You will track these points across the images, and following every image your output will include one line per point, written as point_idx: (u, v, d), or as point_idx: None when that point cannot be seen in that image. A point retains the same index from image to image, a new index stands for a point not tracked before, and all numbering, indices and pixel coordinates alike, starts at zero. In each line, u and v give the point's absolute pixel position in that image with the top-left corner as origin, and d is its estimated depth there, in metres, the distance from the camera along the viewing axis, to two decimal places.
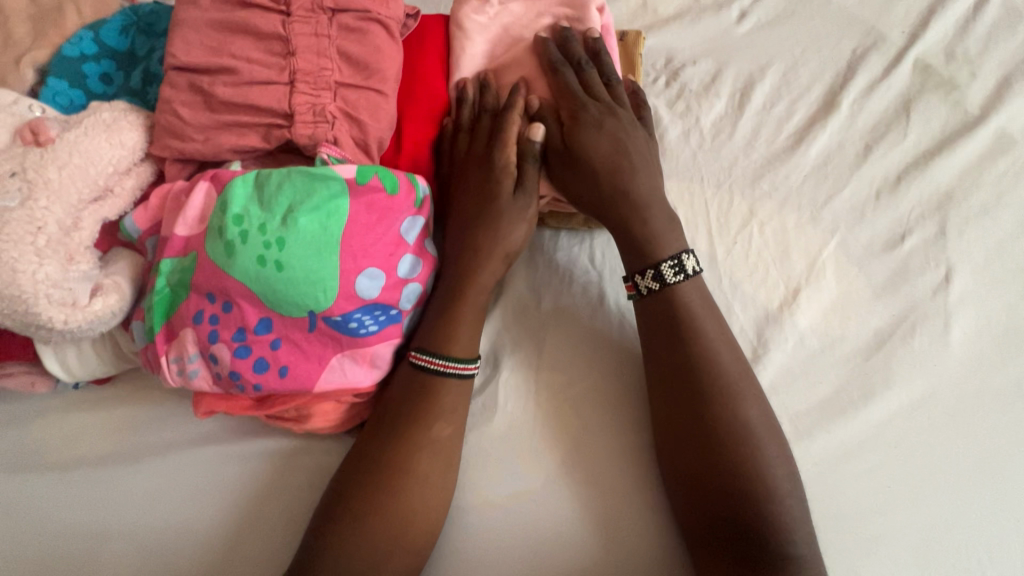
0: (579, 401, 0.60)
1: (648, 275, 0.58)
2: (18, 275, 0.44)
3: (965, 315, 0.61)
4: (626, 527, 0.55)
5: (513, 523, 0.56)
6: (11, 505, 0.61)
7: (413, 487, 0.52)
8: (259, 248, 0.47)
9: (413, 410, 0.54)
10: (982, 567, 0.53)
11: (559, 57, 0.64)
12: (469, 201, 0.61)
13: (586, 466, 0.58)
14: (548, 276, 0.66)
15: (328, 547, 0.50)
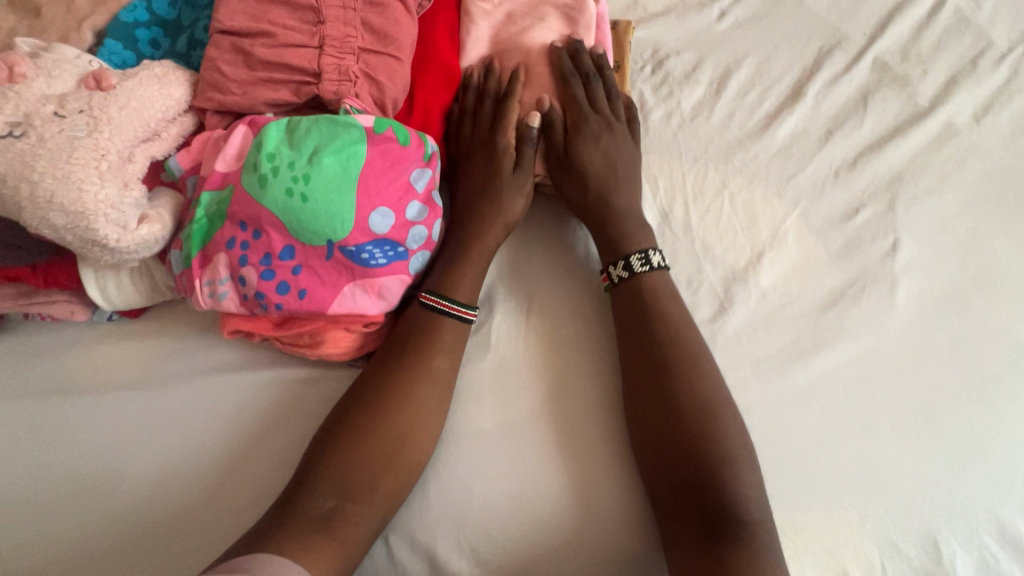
0: (562, 366, 0.66)
1: (619, 265, 0.67)
2: (83, 193, 0.51)
3: (910, 280, 0.68)
4: (595, 457, 0.62)
5: (495, 449, 0.62)
6: (49, 421, 0.67)
7: (407, 410, 0.60)
8: (287, 182, 0.55)
9: (413, 347, 0.62)
10: (914, 496, 0.60)
11: (571, 66, 0.72)
12: (475, 179, 0.70)
13: (567, 432, 0.63)
14: (536, 263, 0.72)
15: (327, 466, 0.57)
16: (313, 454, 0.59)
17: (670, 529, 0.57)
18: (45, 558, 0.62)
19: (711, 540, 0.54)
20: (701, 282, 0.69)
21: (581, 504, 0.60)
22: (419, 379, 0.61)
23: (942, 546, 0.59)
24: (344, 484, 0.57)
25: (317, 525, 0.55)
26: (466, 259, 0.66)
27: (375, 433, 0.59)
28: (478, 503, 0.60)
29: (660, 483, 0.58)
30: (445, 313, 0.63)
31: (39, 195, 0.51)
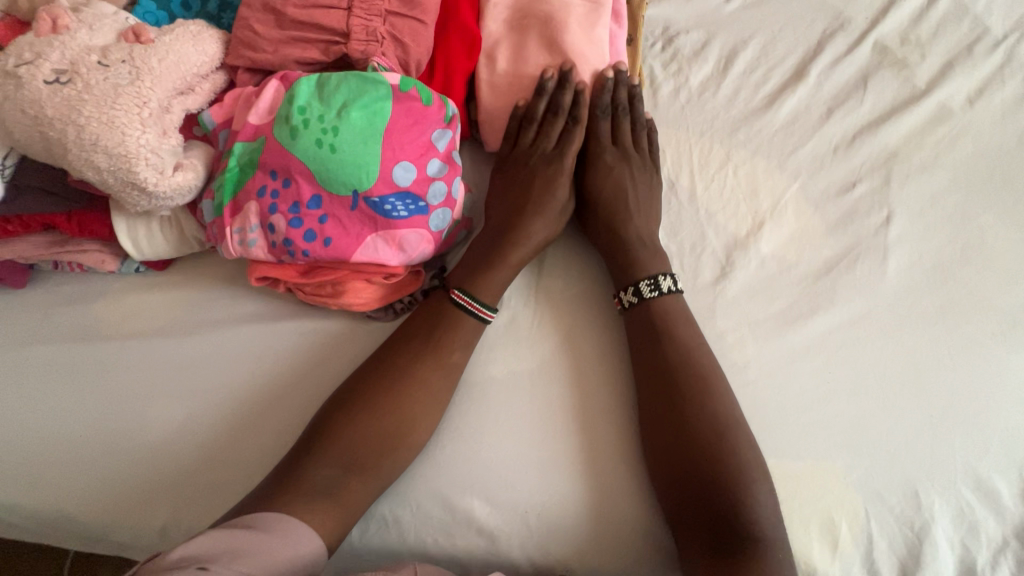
0: (578, 385, 0.67)
1: (630, 291, 0.68)
2: (126, 137, 0.55)
3: (901, 251, 0.72)
4: (598, 412, 0.65)
5: (504, 402, 0.66)
6: (80, 365, 0.71)
7: (419, 392, 0.63)
8: (317, 134, 0.58)
9: (428, 330, 0.66)
10: (896, 450, 0.64)
11: (625, 103, 0.74)
12: (513, 196, 0.72)
13: (582, 446, 0.64)
14: (551, 280, 0.72)
15: (327, 441, 0.60)
16: (325, 416, 0.62)
17: (665, 484, 0.60)
18: (78, 489, 0.66)
19: (702, 498, 0.58)
20: (704, 248, 0.73)
21: (582, 454, 0.64)
22: (423, 375, 0.64)
23: (922, 496, 0.62)
24: (352, 457, 0.60)
25: (320, 491, 0.58)
26: (480, 266, 0.69)
27: (379, 419, 0.62)
28: (485, 455, 0.64)
29: (658, 440, 0.62)
30: (464, 309, 0.66)
31: (85, 137, 0.54)
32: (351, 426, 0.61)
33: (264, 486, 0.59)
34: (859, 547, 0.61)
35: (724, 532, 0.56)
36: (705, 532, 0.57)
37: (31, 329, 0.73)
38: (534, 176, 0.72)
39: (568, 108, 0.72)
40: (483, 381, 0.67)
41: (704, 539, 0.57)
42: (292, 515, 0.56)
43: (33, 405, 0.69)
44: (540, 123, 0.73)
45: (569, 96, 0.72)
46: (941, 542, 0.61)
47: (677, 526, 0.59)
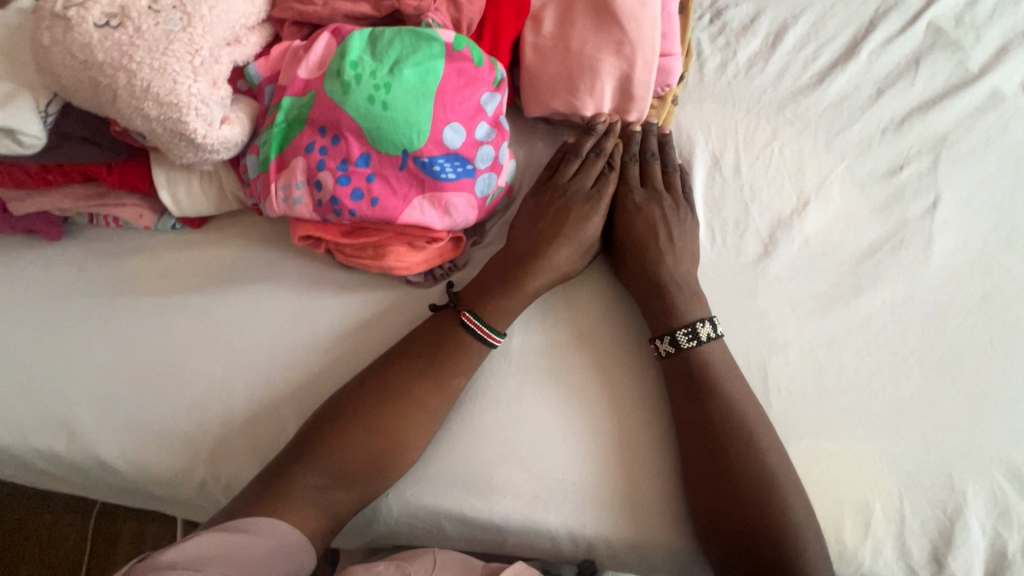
0: (607, 390, 0.66)
1: (666, 340, 0.65)
2: (178, 85, 0.54)
3: (945, 235, 0.71)
4: (629, 397, 0.66)
5: (541, 374, 0.66)
6: (117, 318, 0.70)
7: (414, 417, 0.62)
8: (369, 90, 0.57)
9: (431, 351, 0.64)
10: (934, 434, 0.64)
11: (654, 150, 0.74)
12: (540, 229, 0.70)
13: (611, 448, 0.63)
14: (575, 294, 0.71)
15: (319, 450, 0.59)
16: (321, 421, 0.61)
17: (689, 472, 0.61)
18: (113, 443, 0.66)
19: (724, 487, 0.58)
20: (747, 226, 0.72)
21: (613, 432, 0.64)
22: (421, 392, 0.63)
23: (956, 480, 0.62)
24: (342, 468, 0.59)
25: (311, 496, 0.58)
26: (504, 292, 0.66)
27: (372, 433, 0.60)
28: (519, 426, 0.64)
29: (687, 427, 0.62)
30: (473, 333, 0.65)
31: (136, 84, 0.53)
32: (344, 444, 0.59)
33: (273, 470, 0.59)
34: (892, 528, 0.61)
35: (742, 521, 0.57)
36: (721, 521, 0.58)
37: (67, 281, 0.73)
38: (563, 211, 0.70)
39: (604, 149, 0.72)
40: (521, 353, 0.68)
41: (724, 527, 0.57)
42: (276, 518, 0.56)
43: (69, 355, 0.69)
44: (582, 161, 0.73)
45: (612, 142, 0.73)
46: (974, 526, 0.61)
47: (697, 513, 0.59)
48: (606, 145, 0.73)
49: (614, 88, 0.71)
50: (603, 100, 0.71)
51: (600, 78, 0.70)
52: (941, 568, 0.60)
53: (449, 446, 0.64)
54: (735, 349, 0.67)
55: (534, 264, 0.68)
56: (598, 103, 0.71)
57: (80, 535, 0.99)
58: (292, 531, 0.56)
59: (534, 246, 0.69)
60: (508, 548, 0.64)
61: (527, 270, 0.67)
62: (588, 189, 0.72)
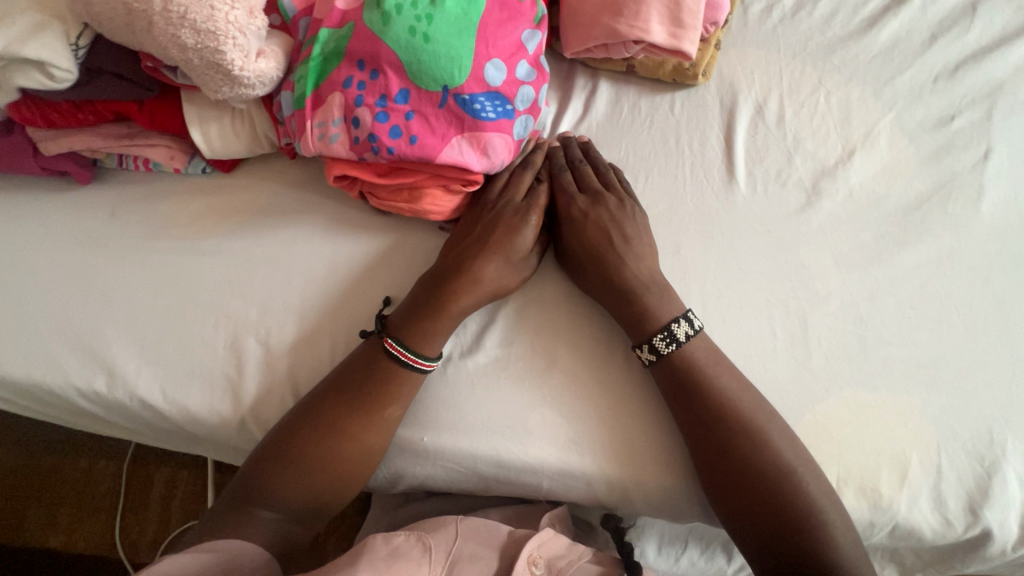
0: (590, 364, 0.65)
1: (645, 348, 0.62)
2: (215, 11, 0.52)
3: (995, 188, 0.69)
4: (614, 375, 0.65)
5: (570, 327, 0.66)
6: (150, 261, 0.70)
7: (348, 454, 0.59)
8: (411, 21, 0.57)
9: (359, 382, 0.61)
10: (977, 388, 0.63)
11: (580, 156, 0.70)
12: (468, 247, 0.65)
13: (597, 420, 0.63)
14: (539, 293, 0.68)
15: (260, 486, 0.57)
16: (264, 453, 0.59)
17: (693, 445, 0.59)
18: (150, 382, 0.66)
19: (737, 452, 0.57)
20: (790, 175, 0.70)
21: (649, 380, 0.64)
22: (348, 422, 0.59)
23: (997, 433, 0.61)
24: (287, 501, 0.57)
25: (263, 527, 0.56)
26: (438, 314, 0.62)
27: (305, 466, 0.58)
28: (555, 371, 0.64)
29: (678, 406, 0.60)
30: (398, 362, 0.61)
31: (172, 9, 0.51)
32: (283, 484, 0.57)
33: (227, 498, 0.58)
34: (929, 478, 0.61)
35: (756, 484, 0.56)
36: (740, 490, 0.56)
37: (100, 224, 0.72)
38: (494, 225, 0.65)
39: (530, 160, 0.69)
40: (555, 302, 0.68)
41: (738, 492, 0.57)
42: (233, 541, 0.54)
43: (106, 296, 0.69)
44: (509, 175, 0.68)
45: (539, 156, 0.69)
46: (1011, 477, 0.60)
47: (705, 478, 0.58)
48: (531, 157, 0.69)
49: (662, 15, 0.67)
50: (651, 24, 0.67)
51: (648, 5, 0.67)
52: (976, 518, 0.60)
53: (483, 393, 0.64)
54: (774, 300, 0.66)
55: (465, 282, 0.63)
56: (646, 26, 0.67)
57: (114, 480, 1.02)
58: (253, 551, 0.54)
59: (467, 259, 0.64)
60: (541, 493, 0.64)
61: (458, 291, 0.63)
62: (518, 201, 0.66)
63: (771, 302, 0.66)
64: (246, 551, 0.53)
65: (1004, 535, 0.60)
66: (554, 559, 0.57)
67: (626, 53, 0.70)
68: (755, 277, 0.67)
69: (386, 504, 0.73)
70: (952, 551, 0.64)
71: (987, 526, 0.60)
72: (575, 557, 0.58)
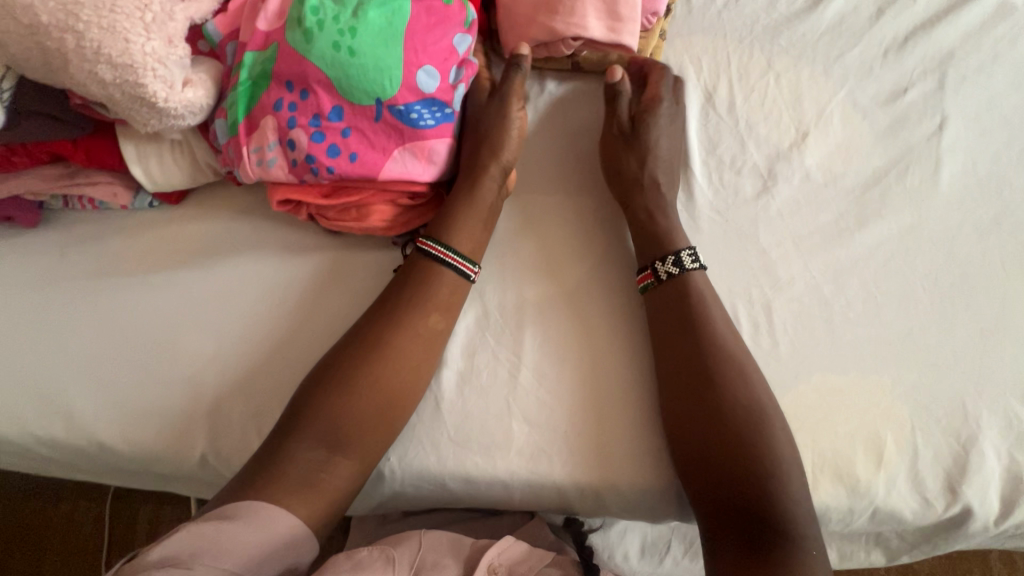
0: (605, 323, 0.65)
1: (669, 260, 0.63)
2: (130, 44, 0.50)
3: (951, 159, 0.68)
4: (627, 332, 0.65)
5: (576, 294, 0.66)
6: (103, 300, 0.69)
7: (393, 372, 0.60)
8: (333, 35, 0.56)
9: (403, 304, 0.62)
10: (946, 363, 0.62)
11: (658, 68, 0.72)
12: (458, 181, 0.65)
13: (612, 375, 0.63)
14: (553, 252, 0.68)
15: (309, 418, 0.58)
16: (311, 384, 0.59)
17: (703, 399, 0.58)
18: (109, 424, 0.65)
19: (710, 434, 0.57)
20: (744, 162, 0.69)
21: (626, 372, 0.63)
22: (394, 341, 0.61)
23: (970, 408, 0.60)
24: (333, 434, 0.58)
25: (306, 477, 0.56)
26: (395, 330, 0.61)
27: (356, 390, 0.59)
28: (521, 383, 0.63)
29: (670, 368, 0.60)
30: (431, 257, 0.63)
31: (85, 45, 0.50)
32: (331, 413, 0.58)
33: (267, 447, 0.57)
34: (905, 459, 0.60)
35: (733, 471, 0.55)
36: (723, 469, 0.56)
37: (49, 267, 0.71)
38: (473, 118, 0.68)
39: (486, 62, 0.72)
40: (517, 307, 0.66)
41: (711, 489, 0.56)
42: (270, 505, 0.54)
43: (57, 339, 0.68)
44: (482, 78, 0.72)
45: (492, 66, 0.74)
46: (988, 451, 0.59)
47: (686, 473, 0.57)
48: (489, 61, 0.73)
49: (599, 10, 0.67)
50: (588, 20, 0.66)
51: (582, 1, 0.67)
52: (955, 495, 0.59)
53: (453, 410, 0.62)
54: (736, 290, 0.65)
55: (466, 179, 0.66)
56: (583, 22, 0.66)
57: (97, 520, 1.01)
58: (286, 516, 0.54)
59: (398, 322, 0.62)
60: (514, 503, 0.63)
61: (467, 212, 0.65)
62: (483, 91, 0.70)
63: (733, 292, 0.65)
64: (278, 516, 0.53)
65: (985, 509, 0.59)
66: (515, 564, 0.58)
67: (567, 51, 0.69)
68: (716, 269, 0.66)
69: (366, 528, 0.71)
70: (935, 531, 0.63)
71: (967, 503, 0.59)
72: (534, 561, 0.59)
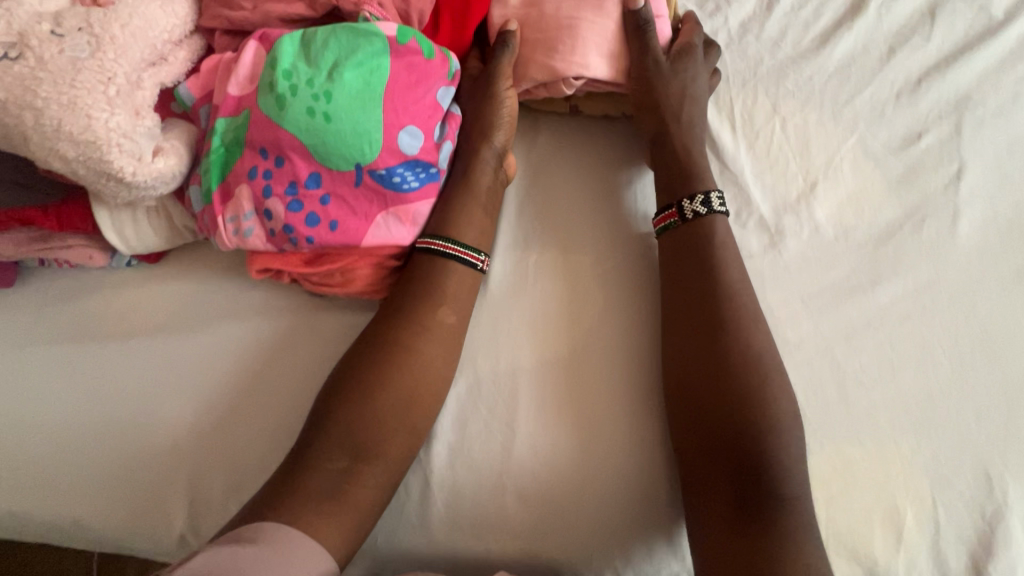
0: (622, 357, 0.62)
1: (697, 199, 0.63)
2: (93, 120, 0.47)
3: (971, 210, 0.64)
4: (645, 361, 0.62)
5: (592, 326, 0.63)
6: (78, 366, 0.66)
7: (413, 376, 0.59)
8: (308, 101, 0.53)
9: (418, 311, 0.60)
10: (970, 433, 0.58)
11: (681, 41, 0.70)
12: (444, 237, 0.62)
13: (628, 411, 0.60)
14: (569, 275, 0.65)
15: (328, 426, 0.57)
16: (333, 389, 0.58)
17: (726, 430, 0.54)
18: (86, 499, 0.62)
19: (730, 477, 0.53)
20: (749, 214, 0.65)
21: (637, 418, 0.60)
22: (417, 342, 0.59)
23: (997, 483, 0.56)
24: (353, 442, 0.56)
25: (329, 491, 0.55)
26: (383, 389, 0.58)
27: (376, 396, 0.57)
28: (514, 456, 0.59)
29: (690, 403, 0.56)
30: (438, 253, 0.61)
31: (45, 123, 0.47)
32: (350, 419, 0.57)
33: (289, 463, 0.56)
34: (926, 538, 0.55)
35: (754, 525, 0.51)
36: (744, 513, 0.52)
37: (22, 333, 0.68)
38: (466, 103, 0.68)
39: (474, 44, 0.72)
40: (510, 374, 0.62)
41: (727, 540, 0.52)
42: (289, 527, 0.52)
43: (29, 409, 0.65)
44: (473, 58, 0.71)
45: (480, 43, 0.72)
46: (1017, 531, 0.55)
47: (700, 518, 0.54)
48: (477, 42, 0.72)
49: (599, 50, 0.66)
50: (589, 59, 0.66)
51: (583, 40, 0.66)
52: None
53: (443, 487, 0.59)
54: None
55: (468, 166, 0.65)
56: (584, 61, 0.65)
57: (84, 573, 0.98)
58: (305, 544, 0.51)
59: (387, 392, 0.58)
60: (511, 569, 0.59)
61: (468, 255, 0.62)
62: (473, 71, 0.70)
63: None
64: (298, 542, 0.51)
65: None
66: None
67: (568, 90, 0.66)
68: None
69: None
70: None
71: None
72: None
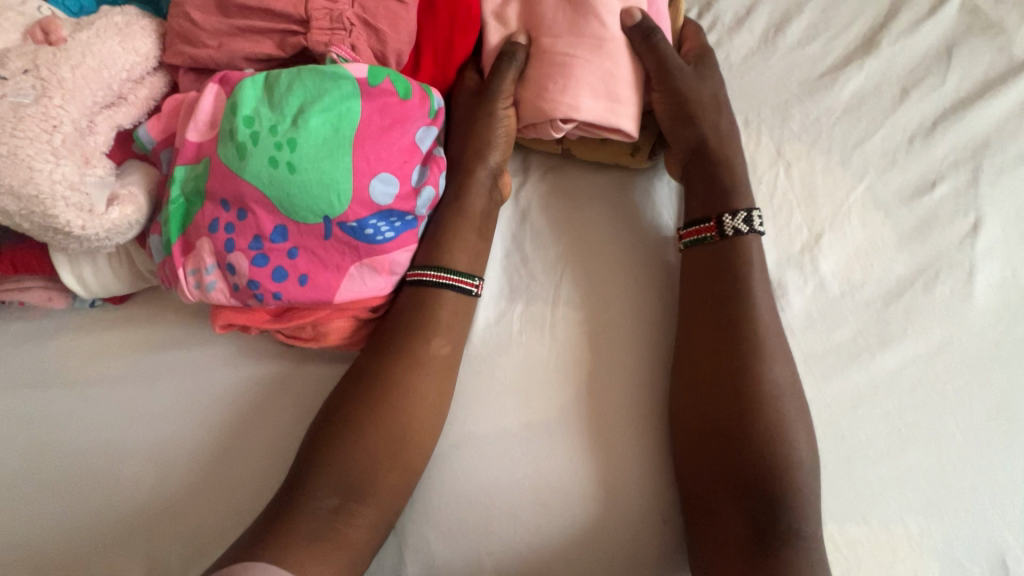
0: (625, 400, 0.58)
1: (738, 216, 0.59)
2: (35, 172, 0.44)
3: (988, 267, 0.60)
4: (651, 405, 0.58)
5: (596, 364, 0.59)
6: (23, 418, 0.61)
7: (413, 414, 0.54)
8: (270, 150, 0.49)
9: (418, 347, 0.56)
10: (984, 513, 0.53)
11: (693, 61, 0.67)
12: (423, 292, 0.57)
13: (634, 462, 0.55)
14: (572, 307, 0.61)
15: (324, 463, 0.53)
16: (327, 426, 0.54)
17: (747, 480, 0.52)
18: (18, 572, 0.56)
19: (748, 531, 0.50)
20: None
21: (644, 469, 0.55)
22: (420, 376, 0.55)
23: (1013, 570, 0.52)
24: (347, 483, 0.52)
25: (319, 532, 0.50)
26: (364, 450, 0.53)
27: (370, 435, 0.53)
28: (498, 524, 0.54)
29: (706, 453, 0.53)
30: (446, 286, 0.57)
31: None
32: (344, 459, 0.52)
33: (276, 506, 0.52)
34: None
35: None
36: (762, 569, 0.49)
37: None
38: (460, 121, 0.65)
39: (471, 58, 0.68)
40: (495, 437, 0.56)
41: None
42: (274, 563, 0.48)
43: None
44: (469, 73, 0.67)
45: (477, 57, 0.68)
46: None
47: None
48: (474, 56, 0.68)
49: (594, 94, 0.61)
50: (581, 100, 0.61)
51: (578, 81, 0.61)
52: None
53: (417, 559, 0.54)
54: None
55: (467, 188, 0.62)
56: (575, 103, 0.61)
57: None
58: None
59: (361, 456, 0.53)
60: None
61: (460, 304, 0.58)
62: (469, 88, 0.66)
63: None
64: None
65: None
66: None
67: (556, 133, 0.62)
68: None
69: None
70: None
71: None
72: None
